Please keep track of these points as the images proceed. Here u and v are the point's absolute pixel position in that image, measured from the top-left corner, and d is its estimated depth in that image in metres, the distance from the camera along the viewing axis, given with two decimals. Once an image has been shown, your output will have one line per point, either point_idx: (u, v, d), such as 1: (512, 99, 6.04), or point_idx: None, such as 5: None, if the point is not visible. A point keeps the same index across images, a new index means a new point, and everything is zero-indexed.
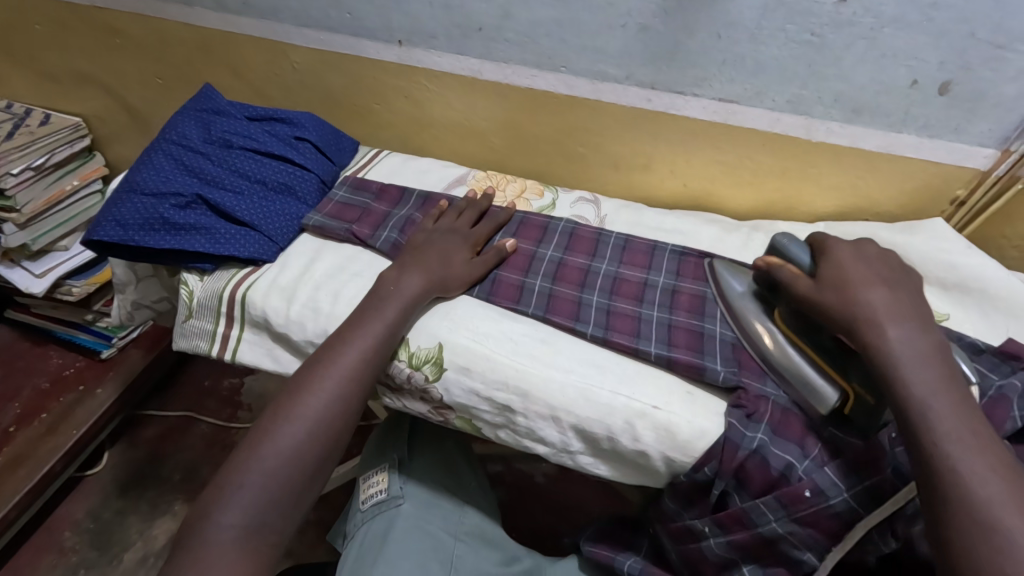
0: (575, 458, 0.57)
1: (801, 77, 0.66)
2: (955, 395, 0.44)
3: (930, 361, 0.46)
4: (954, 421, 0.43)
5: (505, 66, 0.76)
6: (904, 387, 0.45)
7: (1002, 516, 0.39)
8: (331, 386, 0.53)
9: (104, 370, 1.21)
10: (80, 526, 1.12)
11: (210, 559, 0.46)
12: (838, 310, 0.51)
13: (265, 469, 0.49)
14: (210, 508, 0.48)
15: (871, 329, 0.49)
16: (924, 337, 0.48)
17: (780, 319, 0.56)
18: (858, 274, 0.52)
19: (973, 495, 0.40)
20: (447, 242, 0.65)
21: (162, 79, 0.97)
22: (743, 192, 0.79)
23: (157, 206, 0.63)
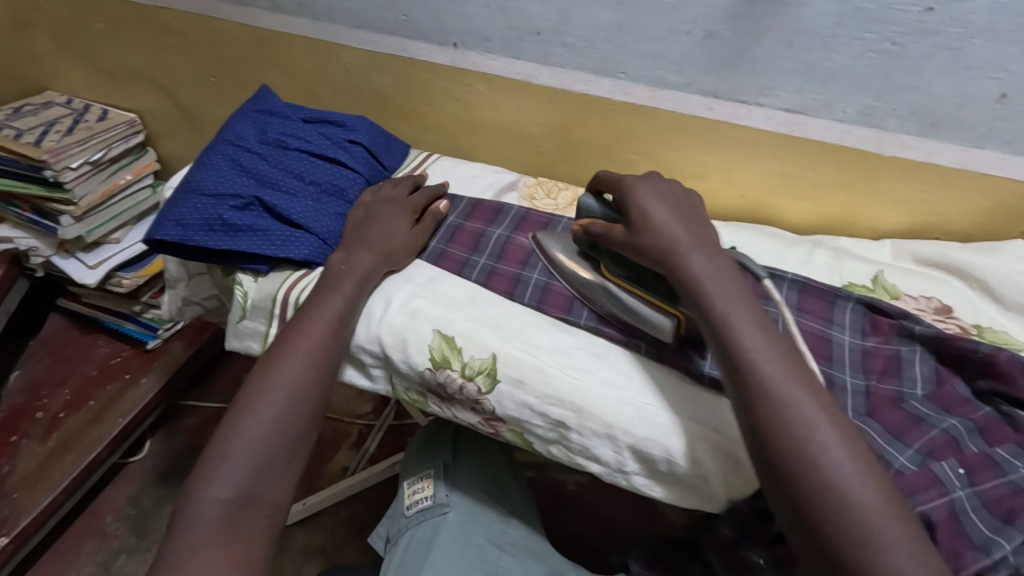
0: (629, 479, 0.55)
1: (876, 87, 0.63)
2: (742, 302, 0.50)
3: (726, 274, 0.51)
4: (748, 325, 0.48)
5: (561, 70, 0.75)
6: (706, 303, 0.49)
7: (794, 398, 0.44)
8: (305, 357, 0.54)
9: (148, 360, 1.23)
10: (121, 512, 1.15)
11: (196, 535, 0.44)
12: (649, 245, 0.53)
13: (246, 443, 0.49)
14: (196, 485, 0.47)
15: (676, 256, 0.52)
16: (717, 257, 0.53)
17: (607, 270, 0.59)
18: (655, 211, 0.55)
19: (772, 386, 0.45)
20: (386, 214, 0.66)
21: (216, 78, 0.98)
22: (804, 205, 0.76)
23: (216, 207, 0.63)
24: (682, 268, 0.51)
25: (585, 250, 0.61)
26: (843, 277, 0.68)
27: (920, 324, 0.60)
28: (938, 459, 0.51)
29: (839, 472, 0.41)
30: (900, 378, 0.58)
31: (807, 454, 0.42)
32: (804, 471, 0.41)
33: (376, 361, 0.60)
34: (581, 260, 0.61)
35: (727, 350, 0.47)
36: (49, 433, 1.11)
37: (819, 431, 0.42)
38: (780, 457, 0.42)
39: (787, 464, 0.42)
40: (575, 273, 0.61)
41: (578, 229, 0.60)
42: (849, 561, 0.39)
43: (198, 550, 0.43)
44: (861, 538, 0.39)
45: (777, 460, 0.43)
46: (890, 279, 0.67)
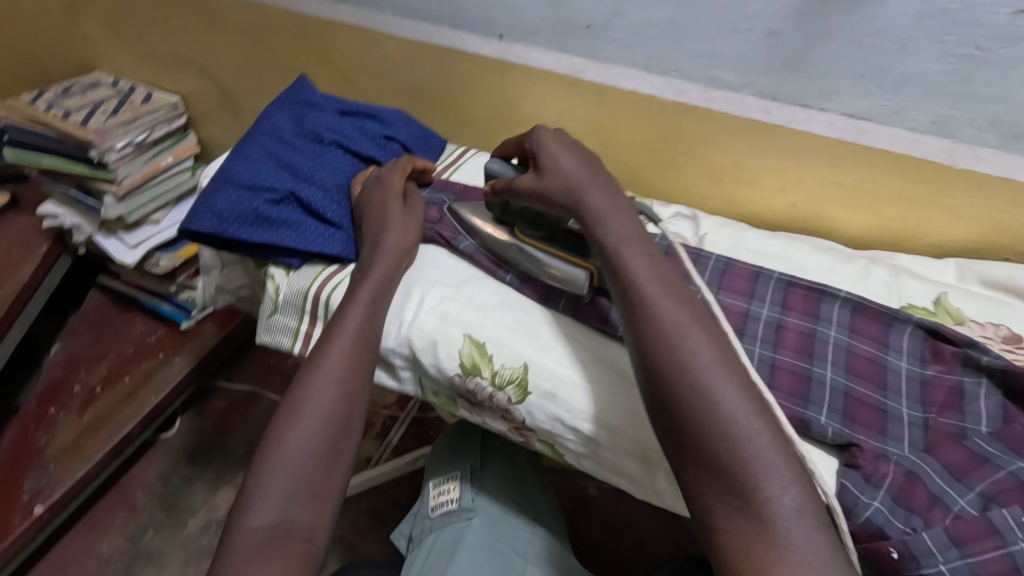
0: (662, 500, 0.52)
1: (953, 95, 0.58)
2: (636, 232, 0.51)
3: (621, 208, 0.53)
4: (634, 250, 0.50)
5: (610, 66, 0.71)
6: (602, 232, 0.51)
7: (672, 314, 0.46)
8: (333, 374, 0.52)
9: (182, 340, 1.25)
10: (151, 488, 1.18)
11: (236, 565, 0.43)
12: (552, 188, 0.55)
13: (282, 467, 0.47)
14: (237, 514, 0.46)
15: (577, 192, 0.54)
16: (616, 194, 0.54)
17: (518, 231, 0.60)
18: (566, 159, 0.56)
19: (653, 305, 0.46)
20: (379, 191, 0.64)
21: (258, 64, 0.98)
22: (862, 218, 0.71)
23: (251, 199, 0.62)
24: (585, 206, 0.53)
25: (500, 215, 0.61)
26: (902, 297, 0.63)
27: (988, 353, 0.55)
28: (1002, 506, 0.46)
29: (707, 376, 0.42)
30: (962, 414, 0.53)
31: (680, 362, 0.43)
32: (674, 382, 0.43)
33: (405, 363, 0.59)
34: (496, 226, 0.62)
35: (616, 274, 0.49)
36: (86, 407, 1.15)
37: (691, 342, 0.44)
38: (656, 368, 0.44)
39: (663, 374, 0.43)
40: (491, 238, 0.61)
41: (489, 193, 0.60)
42: (713, 454, 0.40)
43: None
44: (722, 433, 0.40)
45: (653, 370, 0.44)
46: (954, 301, 0.62)
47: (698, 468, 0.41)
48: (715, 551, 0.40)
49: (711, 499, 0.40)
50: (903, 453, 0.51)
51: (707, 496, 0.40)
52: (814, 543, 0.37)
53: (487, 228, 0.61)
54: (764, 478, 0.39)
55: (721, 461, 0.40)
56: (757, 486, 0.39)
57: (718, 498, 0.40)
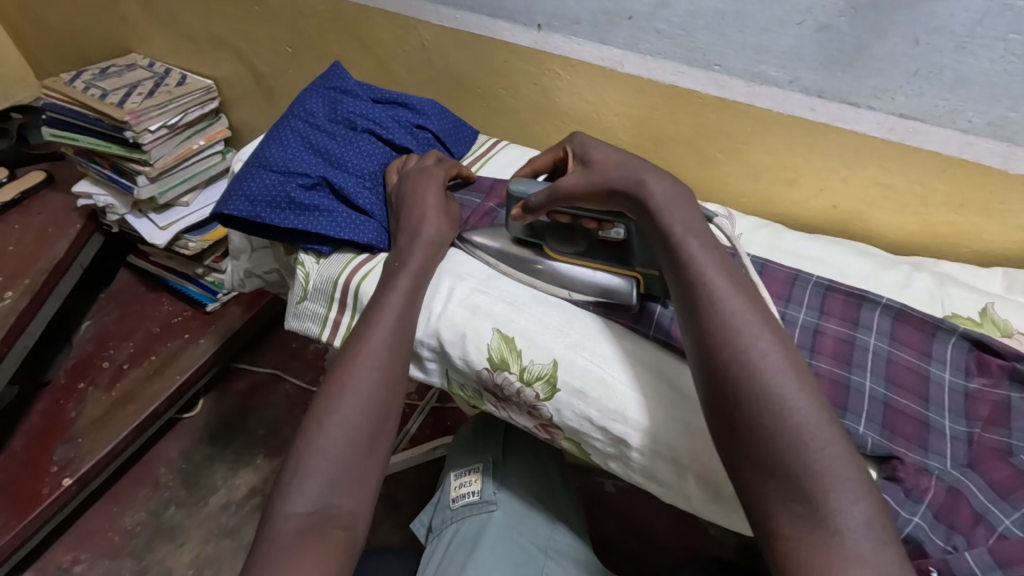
0: (690, 504, 0.51)
1: (1014, 96, 0.55)
2: (700, 227, 0.49)
3: (685, 200, 0.51)
4: (699, 244, 0.48)
5: (650, 59, 0.70)
6: (666, 224, 0.49)
7: (742, 314, 0.44)
8: (372, 365, 0.52)
9: (208, 322, 1.27)
10: (173, 464, 1.20)
11: (277, 548, 0.43)
12: (609, 175, 0.53)
13: (324, 452, 0.48)
14: (277, 498, 0.46)
15: (638, 180, 0.52)
16: (680, 185, 0.52)
17: (547, 248, 0.60)
18: (617, 155, 0.55)
19: (722, 304, 0.45)
20: (423, 180, 0.63)
21: (293, 49, 0.98)
22: (906, 222, 0.69)
23: (284, 184, 0.62)
24: (646, 194, 0.51)
25: (524, 236, 0.61)
26: (946, 306, 0.61)
27: None
28: None
29: (779, 382, 0.41)
30: (1008, 430, 0.51)
31: (751, 366, 0.42)
32: (743, 385, 0.42)
33: (432, 354, 0.58)
34: (521, 246, 0.61)
35: (680, 269, 0.48)
36: (114, 383, 1.17)
37: (761, 346, 0.43)
38: (724, 369, 0.43)
39: (730, 375, 0.42)
40: (521, 257, 0.60)
41: (517, 216, 0.59)
42: (780, 460, 0.40)
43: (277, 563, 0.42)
44: (791, 439, 0.40)
45: (718, 372, 0.43)
46: (1001, 312, 0.60)
47: (760, 473, 0.40)
48: (772, 556, 0.40)
49: (773, 504, 0.40)
50: (944, 468, 0.50)
51: (769, 501, 0.40)
52: (882, 556, 0.36)
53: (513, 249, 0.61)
54: (834, 489, 0.38)
55: (788, 469, 0.39)
56: (826, 496, 0.38)
57: (780, 504, 0.39)
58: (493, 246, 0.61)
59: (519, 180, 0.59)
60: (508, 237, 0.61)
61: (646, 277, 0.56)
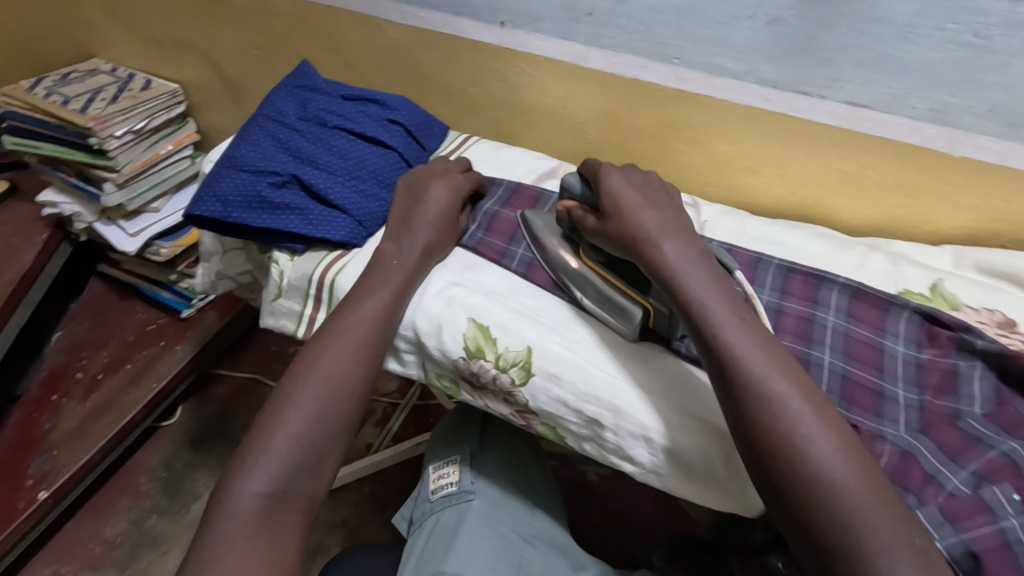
0: (664, 483, 0.53)
1: (954, 83, 0.59)
2: (719, 293, 0.50)
3: (699, 263, 0.52)
4: (728, 317, 0.48)
5: (613, 54, 0.72)
6: (686, 295, 0.49)
7: (778, 391, 0.44)
8: (349, 353, 0.53)
9: (184, 328, 1.26)
10: (154, 473, 1.19)
11: (232, 527, 0.45)
12: (624, 232, 0.54)
13: (287, 437, 0.49)
14: (234, 476, 0.47)
15: (650, 247, 0.53)
16: (693, 248, 0.53)
17: (582, 251, 0.59)
18: (631, 198, 0.56)
19: (758, 382, 0.45)
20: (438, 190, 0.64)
21: (260, 51, 0.98)
22: (861, 206, 0.72)
23: (254, 183, 0.63)
24: (661, 260, 0.52)
25: (567, 233, 0.61)
26: (899, 283, 0.64)
27: (982, 337, 0.56)
28: (994, 483, 0.48)
29: (828, 464, 0.41)
30: (957, 396, 0.54)
31: (795, 449, 0.42)
32: (788, 466, 0.42)
33: (409, 347, 0.60)
34: (562, 241, 0.61)
35: (711, 345, 0.47)
36: (89, 393, 1.15)
37: (803, 426, 0.43)
38: (768, 453, 0.43)
39: (775, 459, 0.42)
40: (554, 251, 0.60)
41: (563, 210, 0.60)
42: (836, 543, 0.39)
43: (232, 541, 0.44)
44: (844, 521, 0.40)
45: (764, 455, 0.43)
46: (950, 288, 0.63)
47: (820, 556, 0.40)
48: None
49: None
50: (898, 433, 0.53)
51: None
52: None
53: (552, 245, 0.60)
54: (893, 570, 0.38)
55: (845, 552, 0.39)
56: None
57: None
58: (540, 234, 0.62)
59: (581, 175, 0.61)
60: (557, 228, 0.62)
61: (654, 311, 0.55)
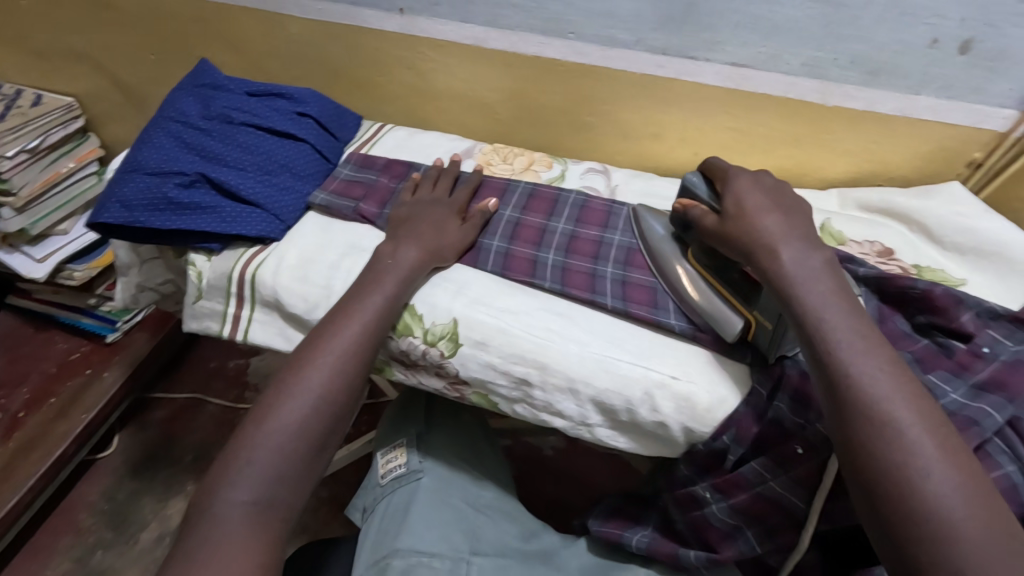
0: (594, 432, 0.56)
1: (818, 38, 0.64)
2: (842, 308, 0.46)
3: (821, 273, 0.49)
4: (844, 330, 0.45)
5: (512, 33, 0.74)
6: (800, 308, 0.47)
7: (900, 418, 0.41)
8: (335, 359, 0.53)
9: (110, 354, 1.19)
10: (95, 507, 1.13)
11: (220, 539, 0.44)
12: (735, 238, 0.52)
13: (271, 446, 0.49)
14: (218, 486, 0.47)
15: (767, 253, 0.50)
16: (816, 257, 0.50)
17: (692, 257, 0.58)
18: (756, 201, 0.53)
19: (877, 405, 0.41)
20: (432, 213, 0.64)
21: (157, 55, 0.95)
22: (756, 160, 0.78)
23: (160, 185, 0.61)
24: (776, 263, 0.49)
25: (679, 232, 0.60)
26: None
27: (862, 267, 0.62)
28: None
29: (948, 503, 0.37)
30: None
31: (911, 482, 0.39)
32: (893, 493, 0.39)
33: None
34: (672, 244, 0.60)
35: (823, 360, 0.44)
36: (10, 432, 1.08)
37: (924, 459, 0.39)
38: (873, 477, 0.40)
39: (885, 488, 0.39)
40: (662, 255, 0.60)
41: (675, 207, 0.58)
42: None
43: (219, 551, 0.44)
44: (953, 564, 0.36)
45: (869, 477, 0.40)
46: (836, 226, 0.69)
47: None
48: None
49: None
50: None
51: None
52: None
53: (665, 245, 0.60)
54: None
55: None
56: None
57: None
58: (650, 232, 0.62)
59: (702, 176, 0.59)
60: (671, 226, 0.61)
61: (757, 325, 0.53)
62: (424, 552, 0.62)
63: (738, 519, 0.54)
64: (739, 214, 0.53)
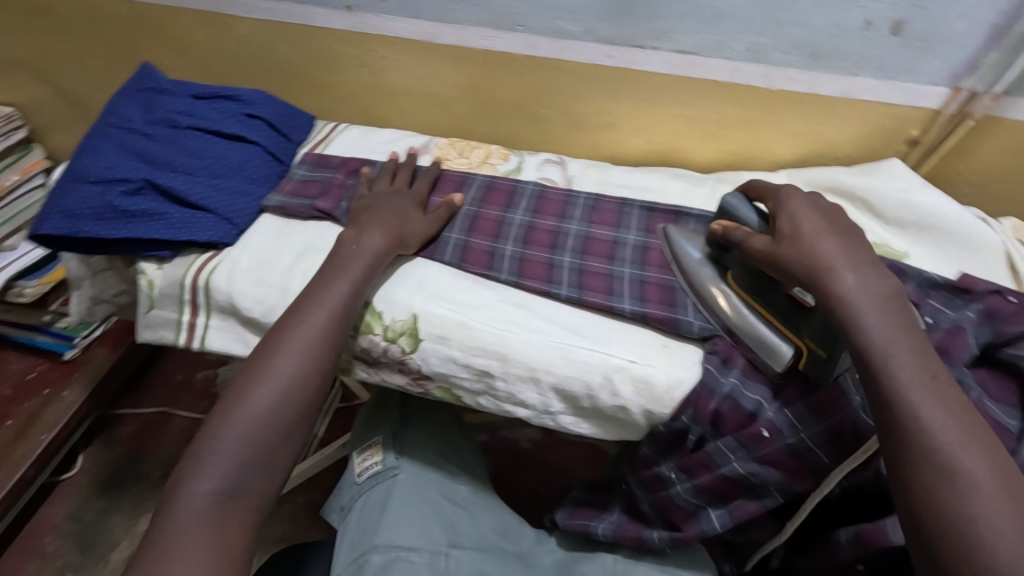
0: (557, 419, 0.57)
1: (759, 23, 0.66)
2: (897, 313, 0.45)
3: (883, 298, 0.46)
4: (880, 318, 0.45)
5: (461, 27, 0.74)
6: (864, 341, 0.44)
7: (969, 469, 0.39)
8: (300, 346, 0.52)
9: (70, 371, 1.13)
10: (61, 530, 1.10)
11: (186, 529, 0.44)
12: (791, 260, 0.49)
13: (239, 434, 0.48)
14: (183, 476, 0.46)
15: (828, 279, 0.47)
16: (883, 282, 0.47)
17: (731, 280, 0.56)
18: (812, 223, 0.50)
19: (943, 452, 0.39)
20: (394, 202, 0.64)
21: (99, 61, 0.92)
22: (708, 146, 0.79)
23: (104, 194, 0.60)
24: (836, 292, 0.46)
25: (716, 253, 0.58)
26: None
27: None
28: None
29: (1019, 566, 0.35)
30: None
31: (980, 538, 0.37)
32: (919, 471, 0.40)
33: None
34: (712, 267, 0.58)
35: (886, 399, 0.42)
36: None
37: (995, 515, 0.37)
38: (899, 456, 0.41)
39: (951, 544, 0.37)
40: (702, 276, 0.58)
41: (716, 228, 0.56)
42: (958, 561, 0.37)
43: (184, 542, 0.43)
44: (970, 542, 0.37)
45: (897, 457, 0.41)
46: None
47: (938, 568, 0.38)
48: None
49: None
50: None
51: None
52: None
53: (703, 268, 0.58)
54: None
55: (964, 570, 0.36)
56: None
57: None
58: (686, 257, 0.60)
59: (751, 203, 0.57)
60: (706, 249, 0.60)
61: (810, 353, 0.51)
62: (403, 547, 0.61)
63: (700, 500, 0.55)
64: (796, 238, 0.50)
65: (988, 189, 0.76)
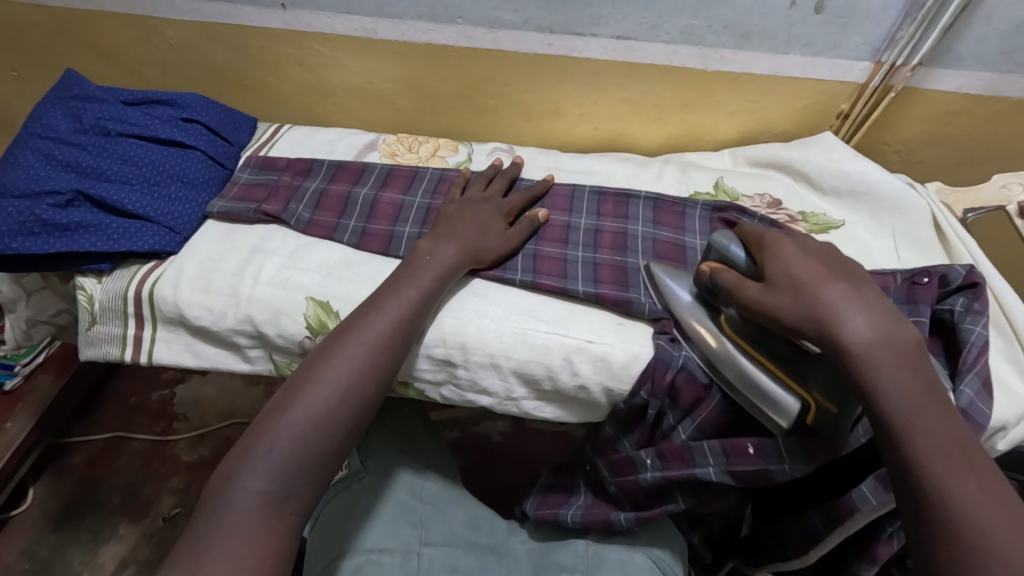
0: (520, 404, 0.58)
1: (691, 5, 0.68)
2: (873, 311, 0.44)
3: (887, 325, 0.43)
4: (850, 307, 0.44)
5: (399, 22, 0.73)
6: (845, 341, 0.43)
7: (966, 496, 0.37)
8: (360, 351, 0.51)
9: (10, 402, 1.06)
10: (14, 569, 1.01)
11: (228, 531, 0.41)
12: (787, 309, 0.46)
13: (293, 435, 0.46)
14: (234, 473, 0.44)
15: (833, 323, 0.44)
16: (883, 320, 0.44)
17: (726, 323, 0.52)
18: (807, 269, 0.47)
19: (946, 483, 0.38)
20: (479, 210, 0.63)
21: (19, 72, 0.87)
22: (653, 128, 0.81)
23: (32, 207, 0.57)
24: (844, 336, 0.43)
25: (705, 295, 0.54)
26: (690, 187, 0.73)
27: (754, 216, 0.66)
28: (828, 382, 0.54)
29: None
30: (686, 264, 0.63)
31: (937, 487, 0.38)
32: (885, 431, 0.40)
33: (251, 341, 0.59)
34: (701, 307, 0.54)
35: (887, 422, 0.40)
36: None
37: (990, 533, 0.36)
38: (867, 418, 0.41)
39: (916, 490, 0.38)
40: (689, 316, 0.55)
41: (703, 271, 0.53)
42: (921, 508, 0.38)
43: (230, 542, 0.41)
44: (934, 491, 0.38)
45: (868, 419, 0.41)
46: (729, 182, 0.73)
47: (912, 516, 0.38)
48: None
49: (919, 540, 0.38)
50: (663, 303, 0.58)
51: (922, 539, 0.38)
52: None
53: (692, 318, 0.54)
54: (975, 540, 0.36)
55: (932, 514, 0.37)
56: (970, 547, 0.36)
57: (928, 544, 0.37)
58: (674, 297, 0.56)
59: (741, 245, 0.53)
60: (695, 289, 0.56)
61: (818, 407, 0.47)
62: (375, 549, 0.61)
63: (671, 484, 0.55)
64: (790, 282, 0.47)
65: (916, 159, 0.81)
